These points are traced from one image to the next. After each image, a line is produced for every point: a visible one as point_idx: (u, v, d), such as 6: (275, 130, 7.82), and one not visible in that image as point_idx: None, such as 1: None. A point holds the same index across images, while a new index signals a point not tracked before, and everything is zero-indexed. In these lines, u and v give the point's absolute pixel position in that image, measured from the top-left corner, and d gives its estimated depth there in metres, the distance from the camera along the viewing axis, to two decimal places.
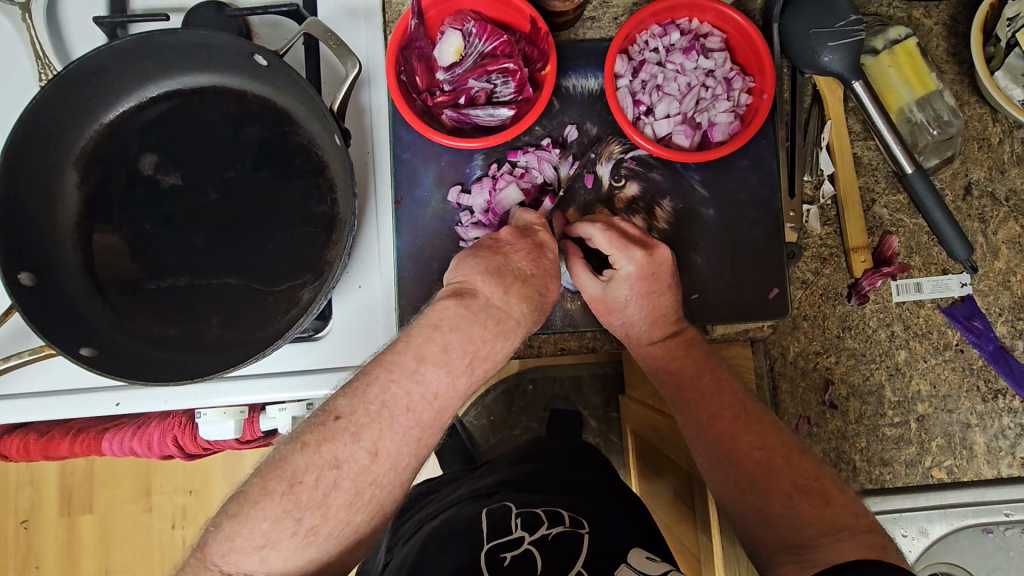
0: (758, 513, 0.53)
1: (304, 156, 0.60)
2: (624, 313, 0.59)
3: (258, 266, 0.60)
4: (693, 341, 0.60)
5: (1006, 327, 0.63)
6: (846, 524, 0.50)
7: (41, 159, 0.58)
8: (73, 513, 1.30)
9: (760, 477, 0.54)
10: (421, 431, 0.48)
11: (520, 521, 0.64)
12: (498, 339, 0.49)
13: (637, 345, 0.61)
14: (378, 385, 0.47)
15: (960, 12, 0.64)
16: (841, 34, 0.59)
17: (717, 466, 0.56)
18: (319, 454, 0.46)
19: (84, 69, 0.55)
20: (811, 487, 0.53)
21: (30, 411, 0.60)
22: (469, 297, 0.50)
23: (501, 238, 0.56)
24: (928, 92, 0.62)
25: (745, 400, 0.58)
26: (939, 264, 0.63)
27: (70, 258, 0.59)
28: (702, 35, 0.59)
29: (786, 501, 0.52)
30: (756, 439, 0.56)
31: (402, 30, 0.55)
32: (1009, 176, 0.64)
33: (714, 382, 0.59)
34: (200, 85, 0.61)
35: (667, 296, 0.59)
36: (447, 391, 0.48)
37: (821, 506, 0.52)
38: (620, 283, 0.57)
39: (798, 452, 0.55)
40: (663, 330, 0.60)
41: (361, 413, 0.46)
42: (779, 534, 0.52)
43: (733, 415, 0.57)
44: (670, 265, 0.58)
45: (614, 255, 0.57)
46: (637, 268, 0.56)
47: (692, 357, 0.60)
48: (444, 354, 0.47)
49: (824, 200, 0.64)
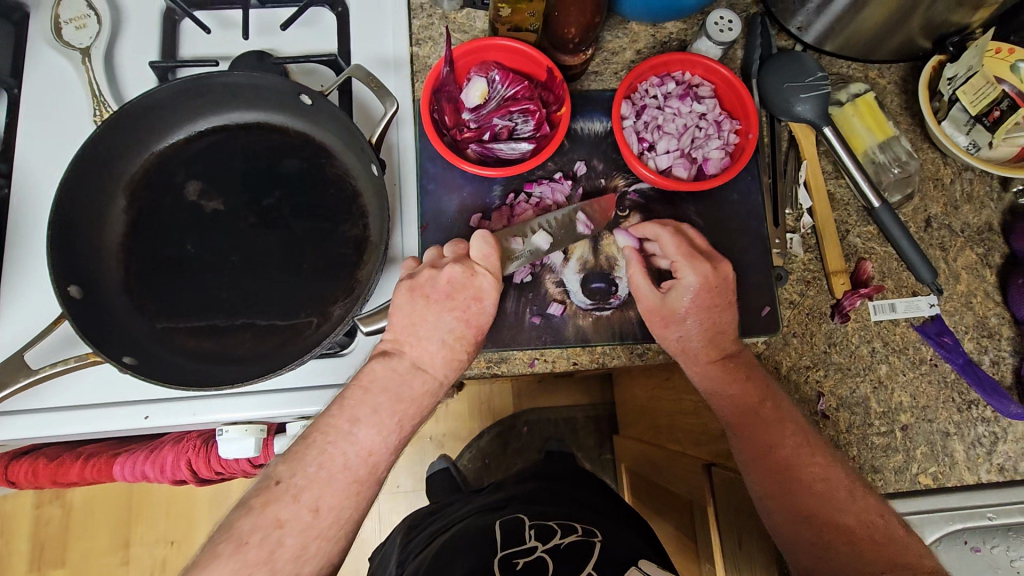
0: (813, 547, 0.56)
1: (338, 186, 0.66)
2: (690, 323, 0.62)
3: (293, 286, 0.63)
4: (748, 364, 0.64)
5: (972, 344, 0.70)
6: (915, 570, 0.54)
7: (95, 184, 0.63)
8: (43, 568, 1.24)
9: (816, 510, 0.57)
10: (359, 486, 0.53)
11: (534, 533, 0.67)
12: (424, 398, 0.58)
13: (694, 361, 0.63)
14: (316, 447, 0.53)
15: (909, 73, 0.76)
16: (810, 88, 0.69)
17: (775, 493, 0.59)
18: (263, 515, 0.50)
19: (144, 103, 0.62)
20: (878, 526, 0.56)
21: (53, 425, 0.61)
22: (395, 357, 0.58)
23: (483, 292, 0.60)
24: (887, 137, 0.71)
25: (807, 430, 0.61)
26: (909, 287, 0.71)
27: (113, 275, 0.63)
28: (694, 85, 0.69)
29: (845, 537, 0.56)
30: (819, 472, 0.59)
31: (435, 76, 0.63)
32: (962, 212, 0.73)
33: (776, 412, 0.61)
34: (245, 121, 0.67)
35: (727, 314, 0.64)
36: (379, 448, 0.55)
37: (885, 545, 0.55)
38: (682, 292, 0.62)
39: (856, 489, 0.59)
40: (720, 349, 0.63)
41: (300, 476, 0.52)
42: (834, 569, 0.55)
43: (797, 445, 0.60)
44: (731, 283, 0.63)
45: (680, 265, 0.62)
46: (701, 280, 0.62)
47: (751, 383, 0.62)
48: (375, 415, 0.55)
49: (804, 230, 0.71)
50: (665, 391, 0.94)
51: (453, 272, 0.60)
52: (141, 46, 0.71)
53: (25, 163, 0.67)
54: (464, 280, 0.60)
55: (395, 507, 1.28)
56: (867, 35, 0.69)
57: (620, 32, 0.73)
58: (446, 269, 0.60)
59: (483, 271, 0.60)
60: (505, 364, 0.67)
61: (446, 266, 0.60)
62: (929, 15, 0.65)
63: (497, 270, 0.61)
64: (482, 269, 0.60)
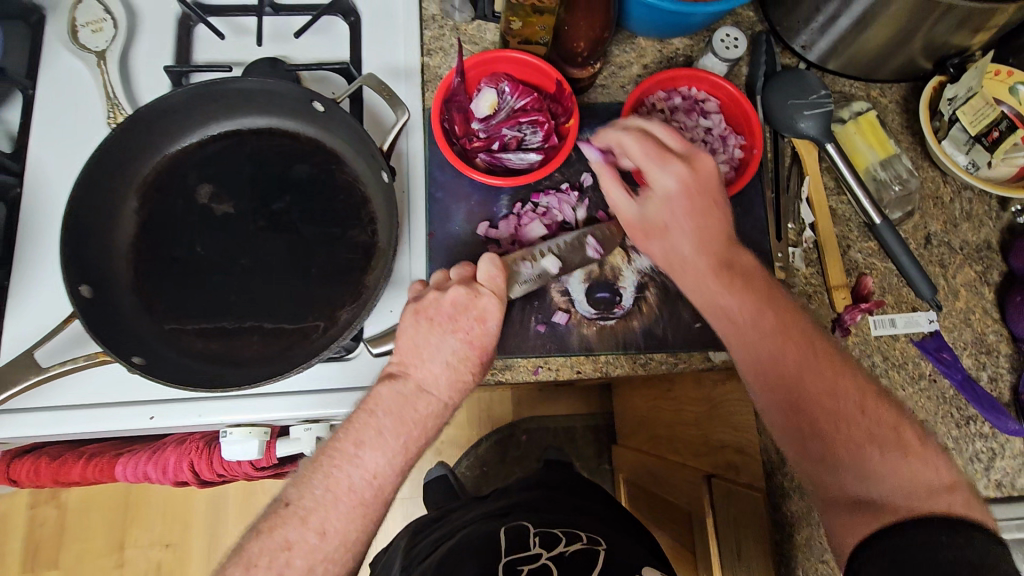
0: (824, 465, 0.54)
1: (348, 192, 0.67)
2: (676, 232, 0.61)
3: (300, 290, 0.64)
4: (749, 270, 0.60)
5: (970, 360, 0.71)
6: (928, 483, 0.51)
7: (108, 185, 0.64)
8: (37, 569, 1.23)
9: (825, 426, 0.54)
10: (364, 508, 0.53)
11: (539, 540, 0.68)
12: (429, 419, 0.56)
13: (684, 266, 0.61)
14: (323, 470, 0.53)
15: (910, 93, 0.77)
16: (814, 105, 0.71)
17: (778, 412, 0.56)
18: (271, 539, 0.50)
19: (159, 107, 0.63)
20: (888, 436, 0.53)
21: (59, 424, 0.61)
22: (401, 380, 0.57)
23: (487, 314, 0.59)
24: (889, 155, 0.73)
25: (815, 338, 0.57)
26: (908, 303, 0.72)
27: (123, 275, 0.63)
28: (700, 100, 0.70)
29: (852, 451, 0.53)
30: (824, 386, 0.55)
31: (446, 86, 0.64)
32: (962, 230, 0.74)
33: (780, 322, 0.57)
34: (257, 126, 0.68)
35: (717, 213, 0.61)
36: (384, 470, 0.54)
37: (895, 458, 0.52)
38: (662, 199, 0.61)
39: (869, 399, 0.55)
40: (713, 253, 0.60)
41: (308, 498, 0.52)
42: (844, 488, 0.53)
43: (799, 358, 0.56)
44: (713, 178, 0.61)
45: (655, 170, 0.60)
46: (680, 181, 0.60)
47: (751, 291, 0.58)
48: (380, 437, 0.54)
49: (806, 244, 0.72)
50: (667, 402, 0.94)
51: (457, 294, 0.59)
52: (155, 50, 0.72)
53: (38, 163, 0.68)
54: (468, 301, 0.59)
55: (393, 513, 1.28)
56: (870, 55, 0.71)
57: (627, 47, 0.75)
58: (450, 291, 0.60)
59: (487, 292, 0.60)
60: (509, 371, 0.67)
61: (450, 289, 0.60)
62: (931, 37, 0.66)
63: (502, 292, 0.61)
64: (487, 290, 0.60)
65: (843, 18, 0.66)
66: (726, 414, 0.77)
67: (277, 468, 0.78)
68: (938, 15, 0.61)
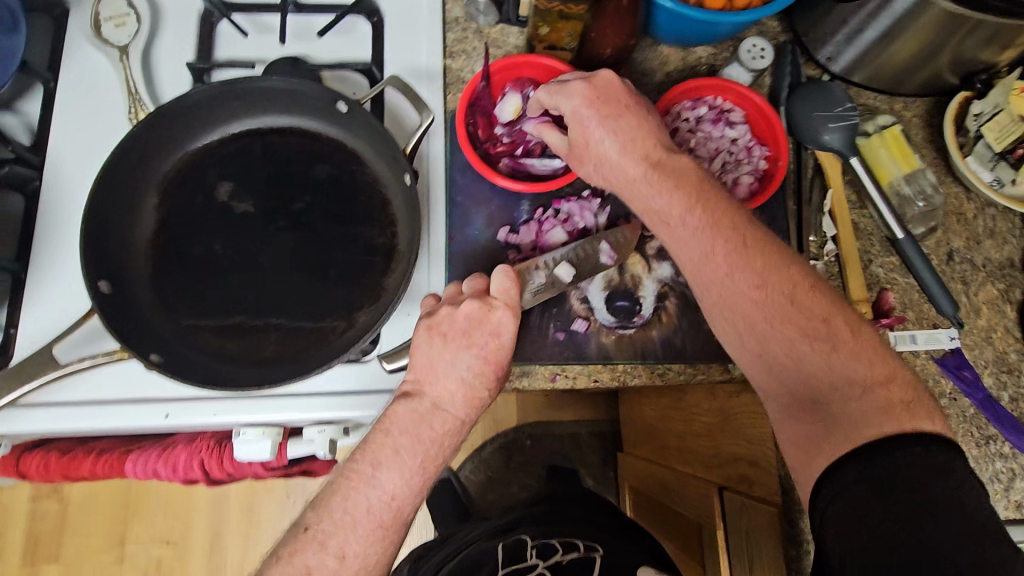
0: (775, 368, 0.53)
1: (368, 194, 0.66)
2: (599, 149, 0.59)
3: (319, 291, 0.63)
4: (680, 172, 0.56)
5: (991, 379, 0.70)
6: (860, 378, 0.50)
7: (129, 181, 0.63)
8: (37, 563, 1.23)
9: (762, 326, 0.53)
10: (384, 530, 0.51)
11: (536, 551, 0.70)
12: (446, 438, 0.55)
13: (622, 180, 0.59)
14: (341, 493, 0.51)
15: (934, 108, 0.77)
16: (839, 118, 0.70)
17: (724, 324, 0.56)
18: (291, 564, 0.48)
19: (183, 103, 0.63)
20: (817, 329, 0.51)
21: (74, 420, 0.61)
22: (417, 398, 0.56)
23: (501, 330, 0.58)
24: (914, 170, 0.72)
25: (746, 230, 0.54)
26: (930, 319, 0.71)
27: (143, 273, 0.63)
28: (726, 110, 0.69)
29: (791, 347, 0.52)
30: (752, 278, 0.53)
31: (470, 90, 0.64)
32: (984, 247, 0.73)
33: (708, 219, 0.54)
34: (279, 125, 0.68)
35: (632, 122, 0.58)
36: (402, 492, 0.52)
37: (825, 353, 0.51)
38: (575, 120, 0.59)
39: (801, 288, 0.52)
40: (641, 156, 0.57)
41: (327, 521, 0.50)
42: (797, 387, 0.52)
43: (731, 253, 0.54)
44: (617, 87, 0.59)
45: (553, 98, 0.60)
46: (580, 97, 0.58)
47: (682, 187, 0.56)
48: (396, 456, 0.53)
49: (828, 257, 0.72)
50: (677, 412, 0.93)
51: (470, 308, 0.58)
52: (177, 46, 0.72)
53: (58, 157, 0.68)
54: (482, 315, 0.58)
55: None
56: (896, 68, 0.70)
57: (652, 54, 0.74)
58: (463, 307, 0.58)
59: (501, 305, 0.58)
60: (527, 377, 0.67)
61: (463, 304, 0.58)
62: (959, 51, 0.65)
63: (516, 304, 0.59)
64: (501, 303, 0.58)
65: (870, 30, 0.66)
66: (738, 426, 0.76)
67: (287, 470, 0.77)
68: (968, 30, 0.61)
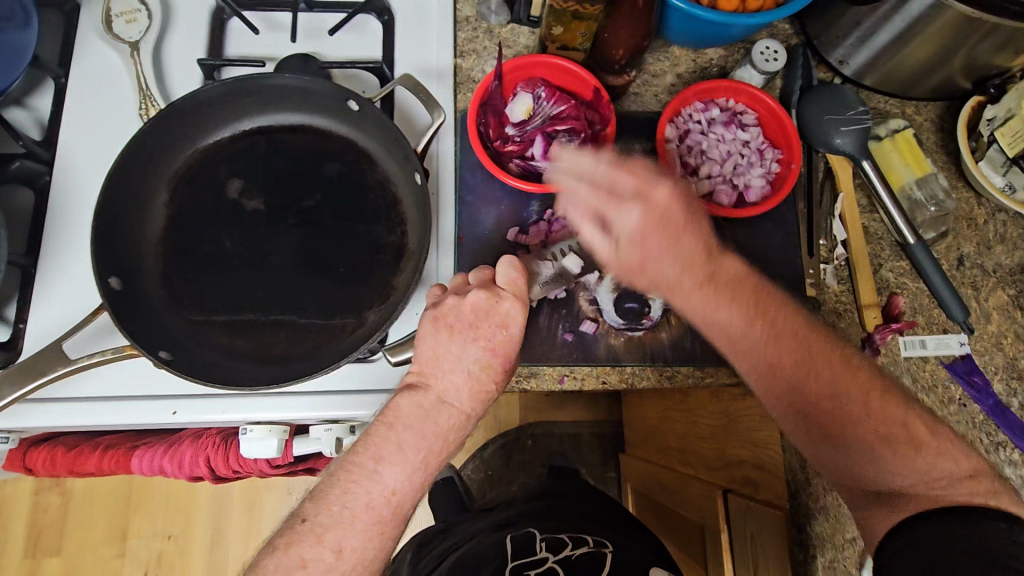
0: (845, 463, 0.53)
1: (379, 192, 0.66)
2: (652, 264, 0.55)
3: (328, 289, 0.63)
4: (734, 281, 0.54)
5: (1001, 385, 0.70)
6: (944, 474, 0.49)
7: (139, 176, 0.63)
8: (39, 556, 1.23)
9: (838, 429, 0.52)
10: (383, 525, 0.50)
11: (545, 545, 0.69)
12: (450, 433, 0.54)
13: (677, 296, 0.55)
14: (341, 485, 0.50)
15: (946, 112, 0.76)
16: (851, 122, 0.70)
17: (795, 420, 0.54)
18: (286, 557, 0.47)
19: (194, 100, 0.63)
20: (897, 436, 0.51)
21: (81, 416, 0.61)
22: (422, 391, 0.55)
23: (511, 321, 0.57)
24: (925, 174, 0.72)
25: (810, 337, 0.54)
26: (940, 324, 0.70)
27: (152, 269, 0.63)
28: (738, 112, 0.69)
29: (866, 450, 0.52)
30: (827, 386, 0.52)
31: (483, 89, 0.64)
32: (995, 252, 0.73)
33: (770, 331, 0.53)
34: (290, 123, 0.68)
35: (692, 240, 0.54)
36: (404, 487, 0.52)
37: (907, 455, 0.51)
38: (630, 241, 0.55)
39: (879, 396, 0.52)
40: (703, 272, 0.54)
41: (325, 514, 0.49)
42: (863, 480, 0.52)
43: (802, 357, 0.53)
44: (677, 198, 0.55)
45: (608, 211, 0.55)
46: (639, 216, 0.54)
47: (739, 300, 0.54)
48: (399, 452, 0.52)
49: (838, 260, 0.71)
50: (681, 414, 0.93)
51: (477, 298, 0.57)
52: (188, 42, 0.72)
53: (68, 152, 0.68)
54: (488, 306, 0.57)
55: None
56: (909, 71, 0.70)
57: (663, 55, 0.74)
58: (469, 296, 0.57)
59: (508, 294, 0.58)
60: (535, 378, 0.66)
61: (469, 292, 0.58)
62: (972, 55, 0.65)
63: (523, 295, 0.59)
64: (508, 294, 0.58)
65: (883, 33, 0.66)
66: (745, 429, 0.76)
67: (292, 467, 0.77)
68: (983, 34, 0.60)
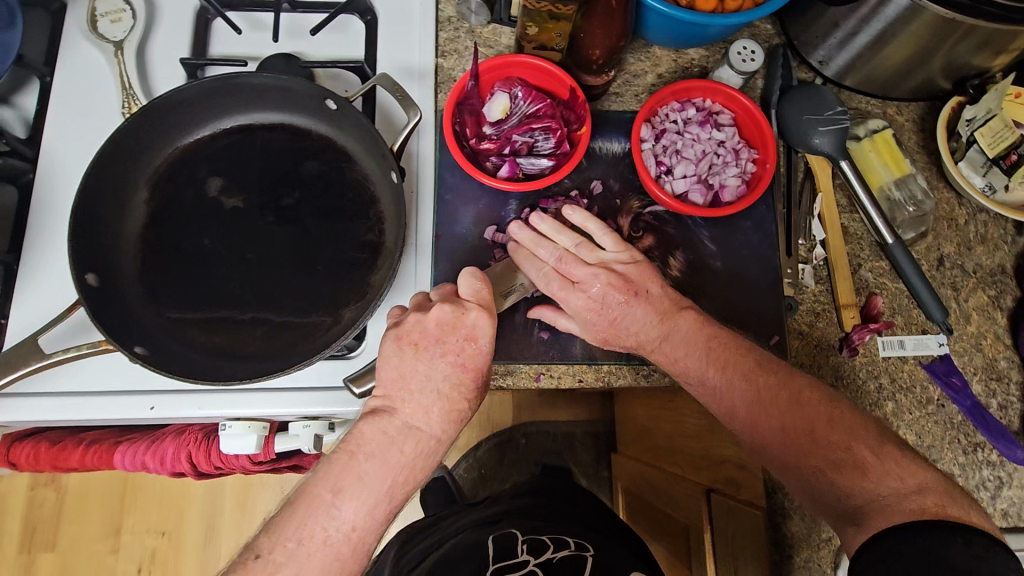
0: (805, 487, 0.54)
1: (357, 191, 0.67)
2: (620, 324, 0.63)
3: (306, 286, 0.64)
4: (687, 336, 0.60)
5: (980, 386, 0.70)
6: (895, 490, 0.50)
7: (120, 175, 0.64)
8: (34, 551, 1.24)
9: (792, 461, 0.55)
10: (342, 563, 0.50)
11: (526, 546, 0.68)
12: (416, 462, 0.54)
13: (644, 345, 0.62)
14: (297, 519, 0.50)
15: (927, 112, 0.77)
16: (829, 121, 0.70)
17: (772, 443, 0.56)
18: None
19: (170, 101, 0.63)
20: (842, 459, 0.52)
21: (59, 411, 0.61)
22: (387, 415, 0.55)
23: (478, 330, 0.58)
24: (903, 175, 0.72)
25: (773, 368, 0.58)
26: (919, 325, 0.70)
27: (131, 266, 0.64)
28: (714, 112, 0.70)
29: (818, 478, 0.53)
30: (773, 421, 0.56)
31: (458, 89, 0.65)
32: (975, 253, 0.73)
33: (725, 376, 0.58)
34: (269, 121, 0.68)
35: (641, 307, 0.62)
36: (364, 522, 0.52)
37: (853, 479, 0.52)
38: (602, 303, 0.63)
39: (829, 424, 0.54)
40: (658, 329, 0.61)
41: (279, 552, 0.49)
42: (826, 503, 0.53)
43: (757, 395, 0.57)
44: (635, 269, 0.64)
45: (580, 278, 0.63)
46: (606, 282, 0.63)
47: (693, 348, 0.60)
48: (360, 485, 0.52)
49: (816, 261, 0.71)
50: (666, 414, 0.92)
51: (442, 312, 0.58)
52: (171, 41, 0.72)
53: (51, 150, 0.68)
54: (454, 320, 0.58)
55: None
56: (889, 72, 0.70)
57: (643, 55, 0.75)
58: (434, 312, 0.58)
59: (474, 305, 0.59)
60: (511, 376, 0.66)
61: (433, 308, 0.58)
62: (951, 56, 0.65)
63: (489, 306, 0.60)
64: (473, 305, 0.59)
65: (862, 34, 0.66)
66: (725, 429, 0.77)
67: (275, 464, 0.77)
68: (961, 35, 0.60)
